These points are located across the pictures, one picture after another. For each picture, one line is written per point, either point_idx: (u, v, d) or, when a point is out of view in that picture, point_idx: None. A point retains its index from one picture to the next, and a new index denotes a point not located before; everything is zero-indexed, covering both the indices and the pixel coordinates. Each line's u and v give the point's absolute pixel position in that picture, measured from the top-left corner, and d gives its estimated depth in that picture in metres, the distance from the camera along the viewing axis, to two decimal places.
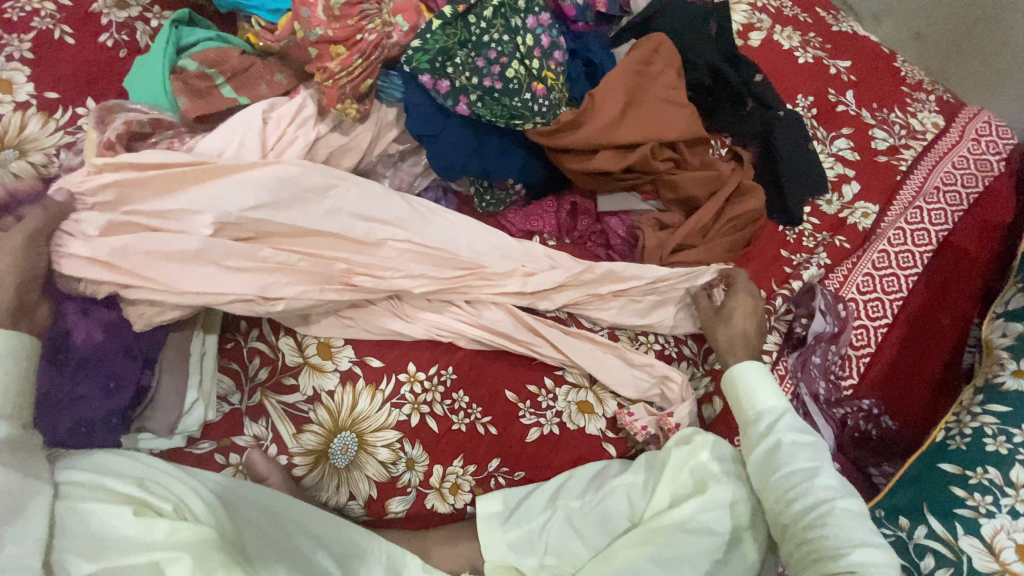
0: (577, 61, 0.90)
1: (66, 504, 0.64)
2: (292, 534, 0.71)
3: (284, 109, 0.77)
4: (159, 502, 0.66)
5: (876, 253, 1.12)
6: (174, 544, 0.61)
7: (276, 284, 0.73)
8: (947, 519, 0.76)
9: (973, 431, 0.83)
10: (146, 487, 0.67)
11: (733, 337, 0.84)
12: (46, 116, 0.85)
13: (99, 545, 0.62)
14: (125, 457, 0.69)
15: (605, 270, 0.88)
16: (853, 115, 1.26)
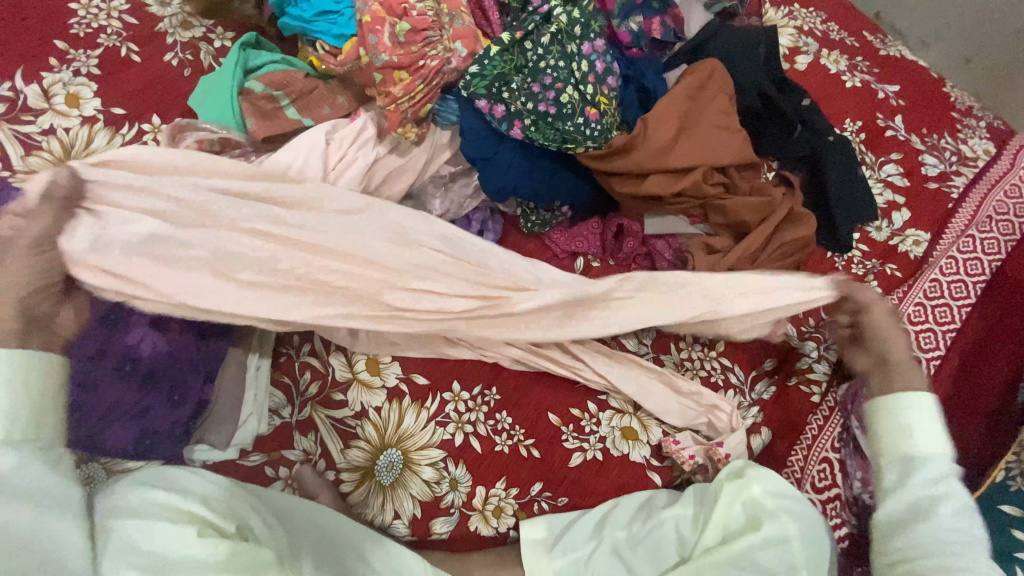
0: (630, 86, 0.90)
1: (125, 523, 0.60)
2: (346, 552, 0.71)
3: (346, 132, 0.80)
4: (223, 522, 0.63)
5: (928, 282, 1.09)
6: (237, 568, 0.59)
7: (313, 304, 0.73)
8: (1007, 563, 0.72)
9: None
10: (210, 505, 0.64)
11: (906, 358, 0.75)
12: (113, 130, 0.89)
13: (160, 564, 0.58)
14: (193, 474, 0.67)
15: (664, 288, 0.81)
16: (903, 140, 1.23)
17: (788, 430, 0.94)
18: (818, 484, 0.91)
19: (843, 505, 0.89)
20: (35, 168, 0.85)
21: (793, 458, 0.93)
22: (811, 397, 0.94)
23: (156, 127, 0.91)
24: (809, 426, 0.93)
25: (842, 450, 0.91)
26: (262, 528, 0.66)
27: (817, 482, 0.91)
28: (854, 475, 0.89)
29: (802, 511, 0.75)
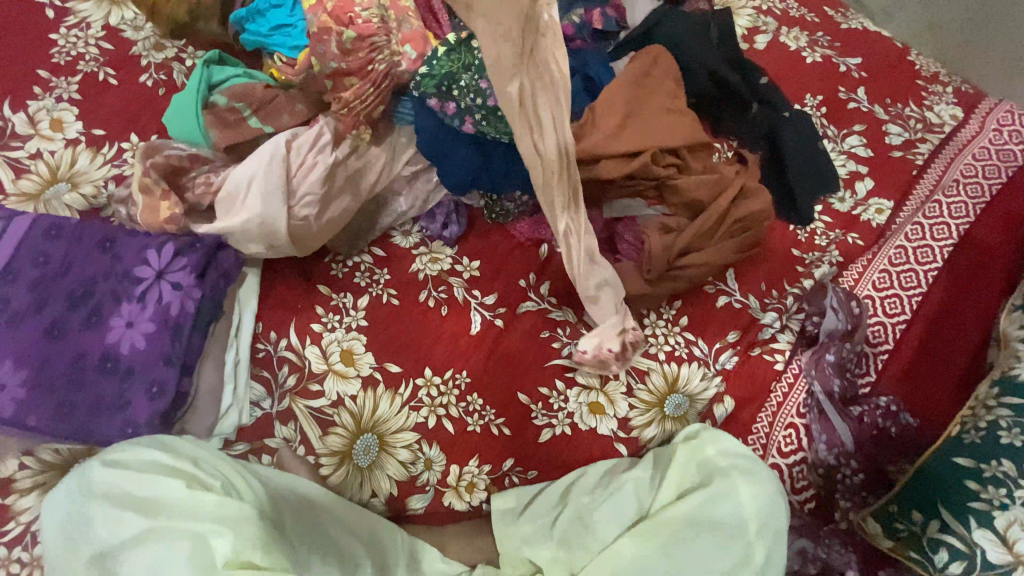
0: (576, 77, 0.93)
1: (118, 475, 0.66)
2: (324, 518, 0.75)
3: (305, 138, 0.82)
4: (208, 478, 0.68)
5: (893, 249, 1.11)
6: (215, 518, 0.64)
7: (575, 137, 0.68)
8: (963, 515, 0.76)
9: (988, 425, 0.81)
10: (198, 464, 0.69)
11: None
12: (94, 150, 0.95)
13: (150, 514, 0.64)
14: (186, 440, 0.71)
15: None
16: (866, 111, 1.25)
17: (753, 398, 0.95)
18: (784, 448, 0.94)
19: (809, 468, 0.93)
20: (25, 190, 0.91)
21: (759, 425, 0.94)
22: (774, 366, 0.97)
23: (135, 145, 0.96)
24: (773, 395, 0.96)
25: (808, 415, 0.95)
26: (245, 485, 0.69)
27: (783, 447, 0.94)
28: (819, 438, 0.93)
29: (750, 464, 0.79)
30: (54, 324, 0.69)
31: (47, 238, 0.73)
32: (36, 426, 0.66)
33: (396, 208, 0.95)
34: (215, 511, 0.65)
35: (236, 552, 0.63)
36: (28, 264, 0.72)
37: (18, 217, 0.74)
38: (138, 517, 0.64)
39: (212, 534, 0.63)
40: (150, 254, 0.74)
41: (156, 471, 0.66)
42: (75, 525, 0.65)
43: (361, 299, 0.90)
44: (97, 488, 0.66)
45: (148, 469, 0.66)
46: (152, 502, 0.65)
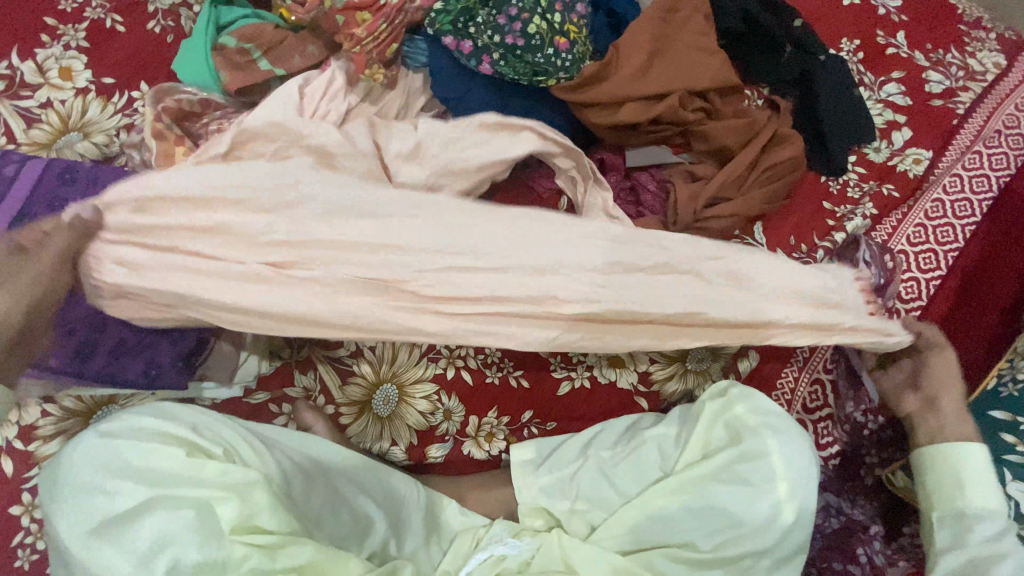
0: (600, 13, 0.88)
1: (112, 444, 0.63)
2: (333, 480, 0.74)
3: (317, 82, 0.79)
4: (210, 445, 0.66)
5: (929, 203, 1.06)
6: (222, 484, 0.63)
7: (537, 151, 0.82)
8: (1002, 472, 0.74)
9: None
10: (200, 432, 0.67)
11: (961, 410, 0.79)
12: (105, 100, 0.93)
13: (152, 478, 0.62)
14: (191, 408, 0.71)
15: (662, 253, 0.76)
16: (905, 57, 1.17)
17: (779, 352, 0.92)
18: (809, 404, 0.92)
19: (834, 424, 0.91)
20: (37, 140, 0.89)
21: (784, 380, 0.91)
22: None
23: (145, 94, 0.94)
24: (799, 351, 0.93)
25: (834, 371, 0.93)
26: (248, 451, 0.69)
27: (808, 403, 0.92)
28: (846, 395, 0.91)
29: (784, 426, 0.76)
30: None
31: (61, 182, 0.71)
32: None
33: None
34: (220, 476, 0.63)
35: (245, 518, 0.62)
36: (41, 208, 0.69)
37: (30, 161, 0.72)
38: (136, 487, 0.61)
39: (218, 501, 0.62)
40: None
41: (155, 439, 0.64)
42: (65, 496, 0.60)
43: None
44: (90, 458, 0.62)
45: (147, 437, 0.64)
46: (151, 471, 0.63)
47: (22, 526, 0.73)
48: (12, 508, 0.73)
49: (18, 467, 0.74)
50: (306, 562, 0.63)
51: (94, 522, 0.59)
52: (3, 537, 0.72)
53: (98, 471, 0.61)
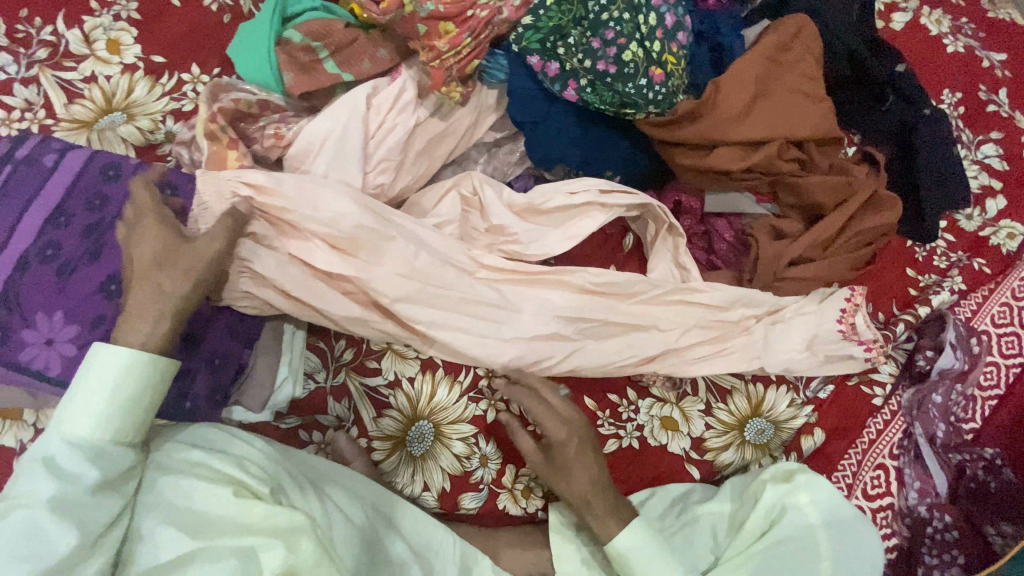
0: (703, 45, 0.79)
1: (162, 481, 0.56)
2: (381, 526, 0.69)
3: (386, 94, 0.72)
4: (258, 485, 0.59)
5: (1018, 281, 0.96)
6: (269, 530, 0.55)
7: (593, 210, 0.81)
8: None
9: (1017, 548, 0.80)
10: (246, 469, 0.60)
11: (582, 493, 0.73)
12: (153, 80, 0.86)
13: (195, 521, 0.54)
14: (241, 442, 0.64)
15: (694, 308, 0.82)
16: (1007, 117, 1.07)
17: (845, 431, 0.86)
18: (870, 491, 0.84)
19: (894, 515, 0.84)
20: (78, 117, 0.84)
21: (846, 462, 0.85)
22: (871, 400, 0.87)
23: (195, 78, 0.87)
24: (867, 430, 0.86)
25: (901, 457, 0.85)
26: (298, 495, 0.62)
27: (868, 489, 0.84)
28: (911, 485, 0.84)
29: (847, 519, 0.73)
30: (110, 277, 0.61)
31: (104, 179, 0.65)
32: None
33: None
34: (266, 522, 0.56)
35: (290, 569, 0.53)
36: (81, 204, 0.64)
37: (71, 152, 0.66)
38: (179, 534, 0.53)
39: (261, 547, 0.53)
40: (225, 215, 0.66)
41: (202, 477, 0.57)
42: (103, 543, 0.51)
43: None
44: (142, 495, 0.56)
45: (195, 475, 0.57)
46: (194, 515, 0.55)
47: None
48: None
49: None
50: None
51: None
52: None
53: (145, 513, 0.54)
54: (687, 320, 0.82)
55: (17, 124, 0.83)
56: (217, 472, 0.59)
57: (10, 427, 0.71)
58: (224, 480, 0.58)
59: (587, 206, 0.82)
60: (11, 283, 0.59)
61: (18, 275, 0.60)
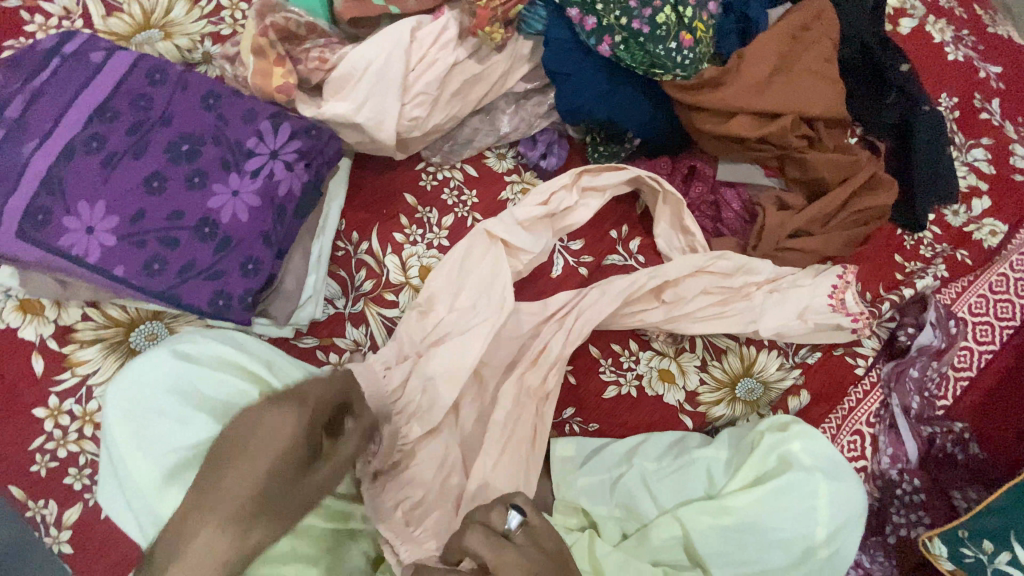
0: (731, 16, 0.84)
1: (187, 366, 0.56)
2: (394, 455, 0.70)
3: (429, 30, 0.74)
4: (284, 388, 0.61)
5: (996, 276, 1.03)
6: None
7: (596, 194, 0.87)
8: (1001, 543, 0.74)
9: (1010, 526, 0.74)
10: (274, 369, 0.61)
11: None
12: (191, 2, 0.87)
13: (219, 410, 0.55)
14: (262, 345, 0.63)
15: (702, 270, 0.87)
16: (997, 124, 1.14)
17: (829, 397, 0.91)
18: (847, 454, 0.90)
19: (867, 477, 0.90)
20: (115, 30, 0.84)
21: (827, 426, 0.90)
22: (854, 369, 0.93)
23: (234, 4, 0.88)
24: (847, 398, 0.92)
25: (876, 425, 0.91)
26: None
27: (846, 451, 0.90)
28: (884, 450, 0.91)
29: (841, 472, 0.72)
30: (153, 174, 0.63)
31: (151, 82, 0.66)
32: (120, 278, 0.60)
33: (498, 127, 0.86)
34: None
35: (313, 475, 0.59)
36: (127, 103, 0.65)
37: (118, 52, 0.67)
38: (205, 418, 0.54)
39: None
40: (265, 127, 0.67)
41: (230, 371, 0.58)
42: (137, 422, 0.52)
43: (445, 218, 0.84)
44: (162, 381, 0.55)
45: (223, 368, 0.58)
46: (214, 402, 0.56)
47: (45, 430, 0.69)
48: (37, 410, 0.70)
49: (49, 368, 0.71)
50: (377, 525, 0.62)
51: (155, 456, 0.51)
52: (23, 438, 0.69)
53: (186, 415, 0.53)
54: (693, 283, 0.87)
55: (55, 32, 0.84)
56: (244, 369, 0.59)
57: (31, 321, 0.72)
58: (247, 375, 0.59)
59: (581, 194, 0.87)
60: (57, 170, 0.61)
61: (64, 163, 0.61)
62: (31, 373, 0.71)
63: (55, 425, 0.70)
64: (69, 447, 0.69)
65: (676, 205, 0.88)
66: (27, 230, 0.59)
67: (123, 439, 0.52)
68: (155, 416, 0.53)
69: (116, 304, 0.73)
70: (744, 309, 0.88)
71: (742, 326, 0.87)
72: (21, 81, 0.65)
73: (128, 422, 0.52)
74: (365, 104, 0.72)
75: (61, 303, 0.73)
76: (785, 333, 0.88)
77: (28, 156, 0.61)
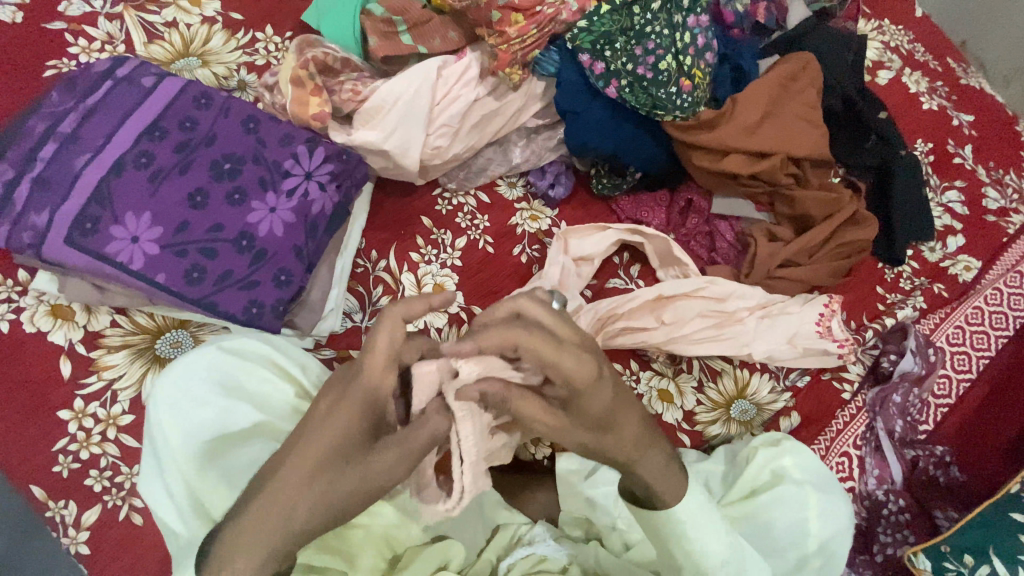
0: (725, 66, 0.93)
1: (232, 362, 0.61)
2: None
3: (454, 68, 0.82)
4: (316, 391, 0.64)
5: (971, 309, 1.10)
6: None
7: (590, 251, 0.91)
8: (982, 556, 0.77)
9: (992, 540, 0.78)
10: (308, 372, 0.64)
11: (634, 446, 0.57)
12: (229, 34, 0.94)
13: (260, 405, 0.60)
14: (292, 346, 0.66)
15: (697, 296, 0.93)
16: (969, 169, 1.24)
17: (819, 419, 0.96)
18: (836, 475, 0.94)
19: (855, 497, 0.94)
20: (156, 56, 0.91)
21: (816, 447, 0.94)
22: (841, 394, 0.98)
23: (268, 37, 0.95)
24: (835, 421, 0.97)
25: (863, 447, 0.96)
26: None
27: (834, 472, 0.94)
28: (870, 471, 0.95)
29: (829, 487, 0.76)
30: (197, 190, 0.68)
31: (197, 106, 0.72)
32: (161, 284, 0.65)
33: (511, 158, 0.93)
34: None
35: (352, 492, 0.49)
36: (175, 125, 0.70)
37: (168, 78, 0.72)
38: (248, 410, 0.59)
39: None
40: (300, 151, 0.73)
41: (270, 370, 0.62)
42: (182, 411, 0.56)
43: (459, 240, 0.89)
44: (207, 374, 0.59)
45: (264, 367, 0.62)
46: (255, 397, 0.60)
47: (69, 431, 0.72)
48: (63, 411, 0.72)
49: (76, 371, 0.74)
50: (390, 525, 0.65)
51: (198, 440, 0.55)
52: (47, 438, 0.71)
53: (228, 407, 0.58)
54: (688, 307, 0.92)
55: (99, 55, 0.89)
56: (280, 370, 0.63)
57: (61, 325, 0.75)
58: (284, 375, 0.63)
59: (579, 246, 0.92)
60: (107, 183, 0.66)
61: (114, 177, 0.66)
62: (57, 375, 0.73)
63: (79, 427, 0.72)
64: (92, 449, 0.71)
65: (661, 242, 0.93)
66: (76, 237, 0.64)
67: (167, 416, 0.56)
68: (199, 405, 0.57)
69: (143, 312, 0.76)
70: (739, 334, 0.93)
71: (736, 350, 0.92)
72: (76, 99, 0.70)
73: (174, 405, 0.57)
74: (392, 134, 0.78)
75: (91, 309, 0.76)
76: (776, 358, 0.93)
77: (81, 168, 0.66)
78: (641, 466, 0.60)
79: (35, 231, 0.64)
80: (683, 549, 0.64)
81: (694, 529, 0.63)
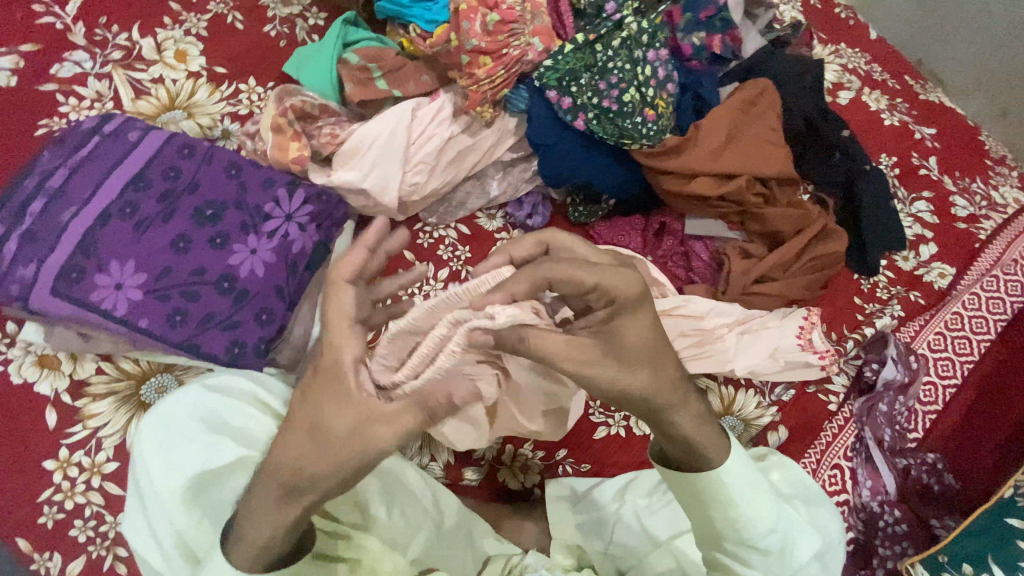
0: (687, 95, 0.99)
1: (215, 398, 0.62)
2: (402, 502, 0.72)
3: (428, 109, 0.86)
4: None
5: (949, 314, 1.12)
6: None
7: None
8: (980, 565, 0.73)
9: (992, 546, 0.74)
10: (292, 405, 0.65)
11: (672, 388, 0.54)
12: (214, 87, 0.98)
13: (243, 440, 0.60)
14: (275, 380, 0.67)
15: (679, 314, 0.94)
16: (935, 179, 1.28)
17: (806, 431, 0.97)
18: (829, 488, 0.94)
19: (850, 510, 0.93)
20: (143, 111, 0.95)
21: (807, 460, 0.94)
22: (828, 405, 0.99)
23: (251, 88, 0.99)
24: (824, 433, 0.97)
25: (854, 458, 0.96)
26: None
27: (827, 486, 0.94)
28: (864, 483, 0.95)
29: (818, 498, 0.76)
30: (180, 236, 0.70)
31: (180, 156, 0.74)
32: (145, 329, 0.66)
33: (489, 190, 0.96)
34: None
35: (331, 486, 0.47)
36: (159, 175, 0.73)
37: (153, 131, 0.76)
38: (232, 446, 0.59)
39: None
40: (280, 194, 0.75)
41: (253, 404, 0.63)
42: (167, 451, 0.57)
43: (441, 271, 0.91)
44: (191, 411, 0.60)
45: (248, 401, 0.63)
46: (237, 431, 0.61)
47: (53, 481, 0.71)
48: (48, 462, 0.72)
49: (62, 421, 0.74)
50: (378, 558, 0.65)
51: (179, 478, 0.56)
52: (32, 490, 0.71)
53: (212, 442, 0.59)
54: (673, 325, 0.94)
55: (88, 112, 0.93)
56: (267, 405, 0.64)
57: (47, 375, 0.75)
58: (269, 409, 0.63)
59: None
60: (92, 233, 0.68)
61: (99, 228, 0.68)
62: (43, 425, 0.73)
63: (64, 476, 0.72)
64: (77, 498, 0.71)
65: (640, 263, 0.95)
66: (62, 287, 0.66)
67: (154, 455, 0.57)
68: (184, 443, 0.58)
69: (129, 358, 0.77)
70: (723, 351, 0.94)
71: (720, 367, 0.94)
72: (65, 155, 0.73)
73: (157, 445, 0.57)
74: (370, 173, 0.81)
75: (77, 358, 0.76)
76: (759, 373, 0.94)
77: (67, 221, 0.68)
78: (682, 411, 0.55)
79: (22, 284, 0.65)
80: (727, 517, 0.58)
81: (739, 493, 0.57)
